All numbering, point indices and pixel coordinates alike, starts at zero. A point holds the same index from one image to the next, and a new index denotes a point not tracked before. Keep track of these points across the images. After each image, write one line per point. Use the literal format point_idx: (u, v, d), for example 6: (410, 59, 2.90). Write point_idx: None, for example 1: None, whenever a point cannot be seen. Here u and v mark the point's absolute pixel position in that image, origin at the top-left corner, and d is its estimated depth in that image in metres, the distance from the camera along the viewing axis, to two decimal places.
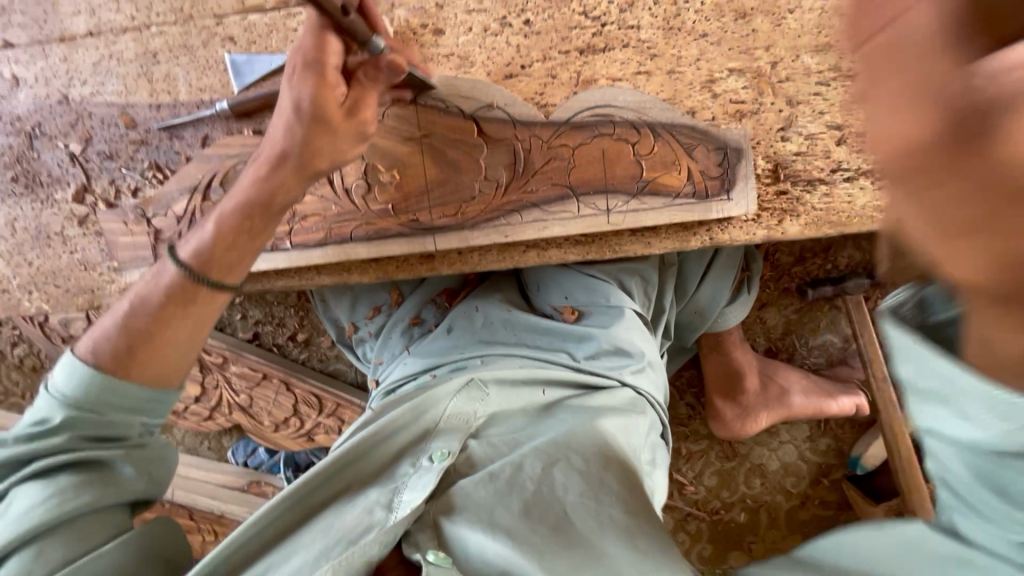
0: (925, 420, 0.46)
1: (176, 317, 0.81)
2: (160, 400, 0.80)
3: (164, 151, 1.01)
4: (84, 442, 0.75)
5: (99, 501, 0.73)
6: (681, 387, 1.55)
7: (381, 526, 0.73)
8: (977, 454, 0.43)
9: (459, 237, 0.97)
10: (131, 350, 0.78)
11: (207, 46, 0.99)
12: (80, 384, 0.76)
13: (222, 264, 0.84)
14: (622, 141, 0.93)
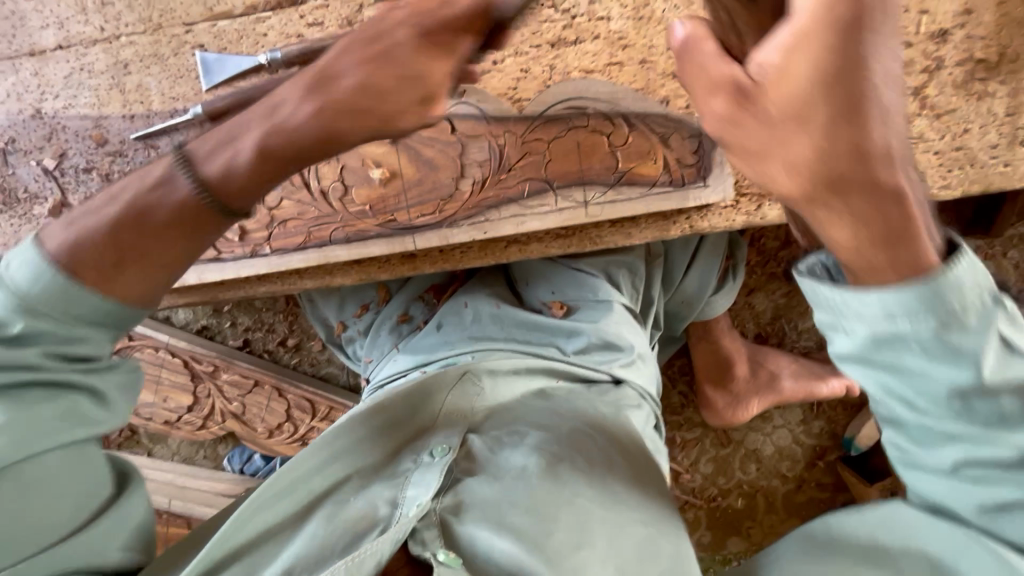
0: (835, 346, 0.58)
1: (169, 238, 0.75)
2: (135, 318, 0.75)
3: (139, 161, 1.00)
4: (51, 360, 0.68)
5: (65, 435, 0.68)
6: (672, 376, 1.56)
7: (385, 523, 0.74)
8: (876, 367, 0.55)
9: (439, 236, 0.96)
10: (109, 260, 0.72)
11: (177, 54, 0.98)
12: (44, 286, 0.68)
13: (241, 195, 0.77)
14: (597, 133, 0.93)
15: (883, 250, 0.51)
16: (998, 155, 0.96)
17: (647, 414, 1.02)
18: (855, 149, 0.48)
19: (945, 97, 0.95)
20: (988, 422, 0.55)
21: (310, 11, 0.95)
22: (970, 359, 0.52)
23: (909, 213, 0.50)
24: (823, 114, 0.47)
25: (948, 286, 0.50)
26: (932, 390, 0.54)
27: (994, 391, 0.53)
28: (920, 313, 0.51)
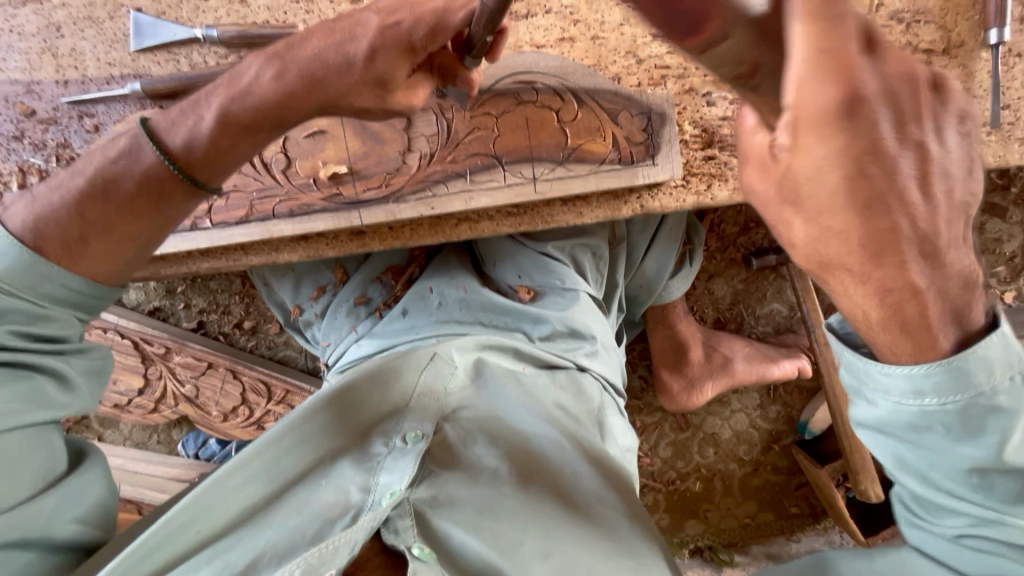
0: (855, 412, 0.62)
1: (134, 213, 0.78)
2: (103, 297, 0.80)
3: (73, 130, 0.96)
4: (18, 339, 0.71)
5: (35, 413, 0.70)
6: (632, 361, 1.56)
7: (357, 510, 0.70)
8: (892, 436, 0.58)
9: (385, 211, 0.95)
10: (77, 237, 0.76)
11: (113, 17, 0.94)
12: (19, 267, 0.73)
13: (204, 168, 0.81)
14: (546, 108, 0.92)
15: (897, 335, 0.52)
16: None
17: (612, 408, 1.00)
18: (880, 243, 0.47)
19: None
20: (1002, 499, 0.55)
21: None
22: (986, 442, 0.53)
23: (923, 311, 0.50)
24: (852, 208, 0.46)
25: (968, 369, 0.52)
26: (948, 465, 0.56)
27: (1015, 468, 0.54)
28: (946, 391, 0.53)
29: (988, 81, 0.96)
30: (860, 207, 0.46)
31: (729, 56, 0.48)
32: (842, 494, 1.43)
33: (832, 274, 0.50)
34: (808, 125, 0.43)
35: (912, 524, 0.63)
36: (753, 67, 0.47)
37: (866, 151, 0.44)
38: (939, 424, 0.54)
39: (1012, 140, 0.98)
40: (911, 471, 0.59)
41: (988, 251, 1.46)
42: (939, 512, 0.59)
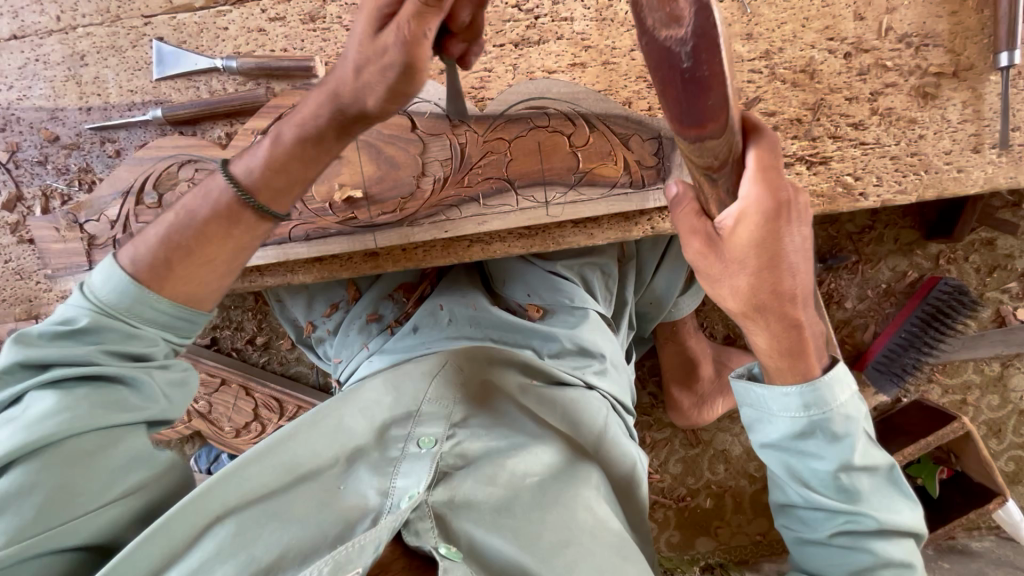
0: (759, 435, 0.72)
1: (216, 238, 0.80)
2: (191, 321, 0.80)
3: (96, 156, 0.99)
4: (108, 357, 0.73)
5: (109, 420, 0.70)
6: (642, 376, 1.56)
7: (377, 513, 0.73)
8: (786, 451, 0.69)
9: (400, 233, 0.97)
10: (162, 262, 0.78)
11: (135, 46, 0.97)
12: (122, 292, 0.75)
13: (270, 191, 0.82)
14: (558, 133, 0.93)
15: (788, 361, 0.67)
16: (952, 161, 0.99)
17: (618, 423, 1.01)
18: (774, 292, 0.62)
19: (901, 103, 0.98)
20: (857, 500, 0.67)
21: (271, 6, 0.95)
22: (844, 445, 0.66)
23: (807, 337, 0.66)
24: (755, 267, 0.61)
25: (834, 385, 0.66)
26: (822, 472, 0.67)
27: (862, 470, 0.67)
28: (817, 404, 0.67)
29: (999, 103, 0.97)
30: (764, 269, 0.61)
31: (711, 150, 0.56)
32: None
33: (759, 316, 0.64)
34: (754, 219, 0.59)
35: (802, 540, 0.72)
36: (722, 167, 0.58)
37: (772, 245, 0.60)
38: (816, 431, 0.67)
39: None
40: (800, 483, 0.70)
41: (1001, 267, 1.46)
42: (817, 518, 0.70)
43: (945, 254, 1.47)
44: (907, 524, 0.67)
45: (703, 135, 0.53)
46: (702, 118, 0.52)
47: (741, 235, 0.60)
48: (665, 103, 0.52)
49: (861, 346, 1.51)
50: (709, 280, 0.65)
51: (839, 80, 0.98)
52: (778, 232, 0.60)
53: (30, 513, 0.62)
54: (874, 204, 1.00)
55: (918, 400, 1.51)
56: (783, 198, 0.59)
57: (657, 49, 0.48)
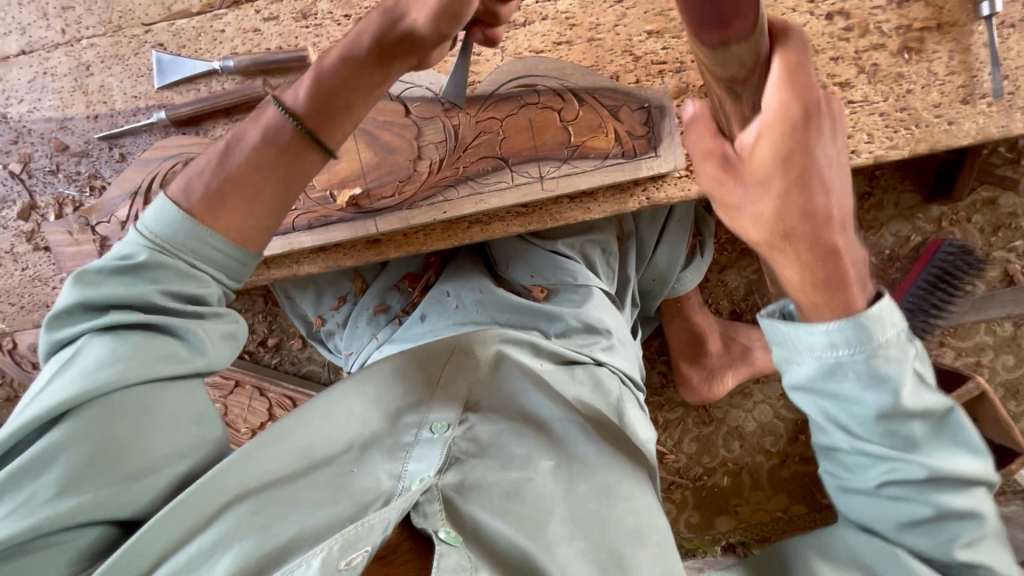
0: (788, 376, 0.63)
1: (266, 175, 0.76)
2: (243, 263, 0.78)
3: (104, 161, 1.02)
4: (166, 298, 0.72)
5: (156, 370, 0.70)
6: (651, 357, 1.57)
7: (390, 496, 0.75)
8: (818, 394, 0.62)
9: (400, 217, 0.99)
10: (216, 193, 0.75)
11: (137, 53, 1.01)
12: (174, 227, 0.73)
13: (318, 119, 0.77)
14: (548, 109, 0.96)
15: (824, 295, 0.57)
16: (942, 113, 1.00)
17: (631, 400, 1.01)
18: (805, 211, 0.52)
19: (886, 60, 0.99)
20: (904, 443, 0.62)
21: (265, 6, 0.99)
22: (888, 391, 0.59)
23: (846, 267, 0.56)
24: (779, 179, 0.51)
25: (872, 324, 0.57)
26: (863, 413, 0.61)
27: (912, 416, 0.60)
28: (854, 342, 0.58)
29: (985, 53, 0.98)
30: (795, 182, 0.51)
31: (733, 57, 0.49)
32: None
33: (789, 244, 0.54)
34: (774, 127, 0.50)
35: (852, 495, 0.68)
36: (746, 74, 0.51)
37: (806, 155, 0.51)
38: (851, 370, 0.59)
39: (1014, 109, 0.99)
40: (837, 427, 0.63)
41: (1005, 225, 1.45)
42: (855, 467, 0.66)
43: (947, 216, 1.47)
44: (971, 473, 0.63)
45: (726, 38, 0.48)
46: (721, 18, 0.46)
47: (761, 149, 0.51)
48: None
49: None
50: (727, 209, 0.56)
51: (822, 42, 1.00)
52: (808, 142, 0.50)
53: (81, 465, 0.65)
54: (868, 160, 1.01)
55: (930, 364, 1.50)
56: (814, 96, 0.50)
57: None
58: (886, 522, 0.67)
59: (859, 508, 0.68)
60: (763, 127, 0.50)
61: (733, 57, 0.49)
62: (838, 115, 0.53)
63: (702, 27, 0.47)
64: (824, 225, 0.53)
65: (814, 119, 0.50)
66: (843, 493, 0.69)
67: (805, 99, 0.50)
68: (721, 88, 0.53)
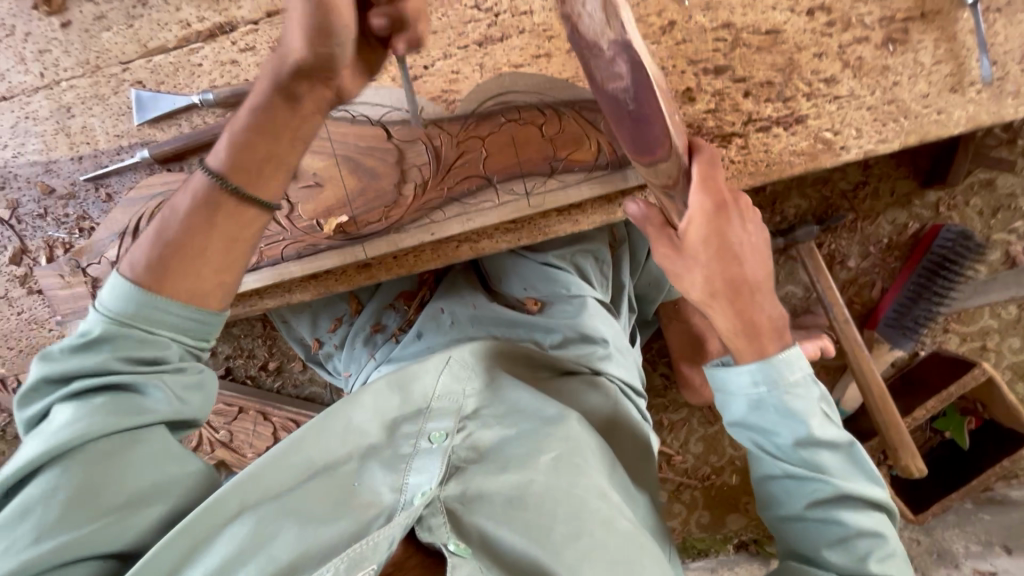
0: (724, 411, 0.80)
1: (205, 240, 0.78)
2: (207, 324, 0.78)
3: (91, 202, 1.02)
4: (125, 363, 0.72)
5: (126, 424, 0.69)
6: (652, 359, 1.55)
7: (392, 511, 0.72)
8: (746, 423, 0.77)
9: (388, 241, 0.98)
10: (159, 263, 0.76)
11: (117, 92, 1.01)
12: (127, 298, 0.74)
13: (241, 183, 0.81)
14: (530, 124, 0.95)
15: (748, 341, 0.78)
16: (930, 104, 0.98)
17: (630, 405, 1.02)
18: (725, 276, 0.79)
19: (871, 53, 0.98)
20: (820, 469, 0.72)
21: (240, 37, 0.98)
22: (798, 418, 0.73)
23: (762, 320, 0.79)
24: (703, 254, 0.79)
25: (784, 364, 0.74)
26: (781, 438, 0.74)
27: (822, 444, 0.72)
28: (769, 377, 0.74)
29: (972, 41, 0.96)
30: (712, 254, 0.79)
31: (663, 172, 0.79)
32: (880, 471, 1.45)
33: (716, 301, 0.80)
34: (697, 215, 0.78)
35: (790, 528, 0.75)
36: (674, 182, 0.81)
37: (719, 237, 0.79)
38: (769, 400, 0.74)
39: (1003, 96, 0.97)
40: (764, 451, 0.76)
41: (1004, 207, 1.43)
42: (783, 495, 0.75)
43: (944, 201, 1.45)
44: (877, 499, 0.72)
45: (655, 161, 0.77)
46: (649, 148, 0.75)
47: (691, 230, 0.79)
48: (621, 136, 0.77)
49: (870, 304, 1.49)
50: (675, 275, 0.82)
51: (806, 38, 0.98)
52: (722, 228, 0.79)
53: (58, 510, 0.63)
54: (857, 156, 0.99)
55: (935, 350, 1.48)
56: (722, 200, 0.80)
57: (609, 94, 0.72)
58: (811, 545, 0.73)
59: (797, 539, 0.74)
60: (691, 217, 0.79)
61: (661, 172, 0.79)
62: (743, 214, 0.82)
63: (637, 151, 0.77)
64: (737, 285, 0.79)
65: (724, 215, 0.80)
66: (781, 524, 0.76)
67: (716, 200, 0.79)
68: (663, 195, 0.84)
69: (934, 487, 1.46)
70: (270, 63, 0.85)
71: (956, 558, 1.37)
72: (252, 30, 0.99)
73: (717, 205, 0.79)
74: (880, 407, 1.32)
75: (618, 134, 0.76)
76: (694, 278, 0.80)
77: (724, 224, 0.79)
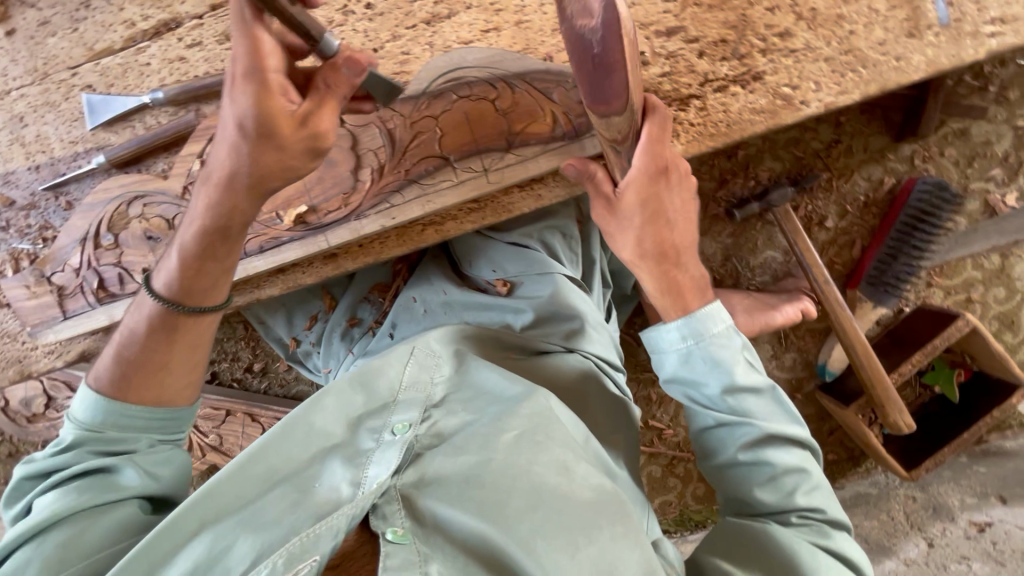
0: (660, 370, 0.86)
1: (169, 346, 0.85)
2: (175, 417, 0.85)
3: (52, 211, 1.02)
4: (95, 455, 0.79)
5: (102, 499, 0.74)
6: (636, 334, 1.54)
7: (346, 503, 0.70)
8: (679, 378, 0.83)
9: (350, 229, 0.97)
10: (124, 376, 0.84)
11: (68, 98, 1.00)
12: (88, 406, 0.81)
13: (194, 293, 0.86)
14: (482, 100, 0.94)
15: (674, 303, 0.86)
16: (887, 51, 0.97)
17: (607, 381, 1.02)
18: (655, 240, 0.86)
19: (823, 4, 0.97)
20: (745, 413, 0.79)
21: (186, 33, 0.98)
22: (723, 367, 0.80)
23: (687, 282, 0.87)
24: (638, 219, 0.86)
25: (707, 319, 0.82)
26: (711, 389, 0.80)
27: (746, 390, 0.79)
28: (694, 332, 0.81)
29: None
30: (647, 220, 0.86)
31: (614, 128, 0.78)
32: (874, 432, 1.44)
33: (646, 265, 0.87)
34: (636, 181, 0.84)
35: (728, 473, 0.81)
36: (624, 140, 0.80)
37: (655, 203, 0.85)
38: (696, 354, 0.81)
39: (962, 38, 0.96)
40: (697, 404, 0.82)
41: (979, 155, 1.42)
42: (717, 442, 0.82)
43: (920, 153, 1.44)
44: (797, 435, 0.80)
45: (609, 112, 0.73)
46: (604, 99, 0.71)
47: (630, 195, 0.85)
48: (581, 83, 0.70)
49: (853, 261, 1.48)
50: (612, 237, 0.89)
51: None
52: (659, 193, 0.85)
53: (37, 570, 0.68)
54: (818, 109, 0.97)
55: (920, 306, 1.47)
56: (663, 166, 0.84)
57: (574, 35, 0.65)
58: (747, 486, 0.79)
59: (736, 483, 0.80)
60: (631, 183, 0.84)
61: (613, 127, 0.77)
62: (681, 180, 0.87)
63: (595, 101, 0.72)
64: (664, 248, 0.86)
65: (663, 181, 0.85)
66: (720, 472, 0.82)
67: (659, 165, 0.84)
68: (612, 149, 0.83)
69: (926, 442, 1.45)
70: (221, 128, 0.81)
71: (951, 512, 1.35)
72: (197, 24, 0.98)
73: (659, 172, 0.84)
74: (866, 364, 1.31)
75: (580, 81, 0.70)
76: (626, 242, 0.88)
77: (662, 191, 0.85)
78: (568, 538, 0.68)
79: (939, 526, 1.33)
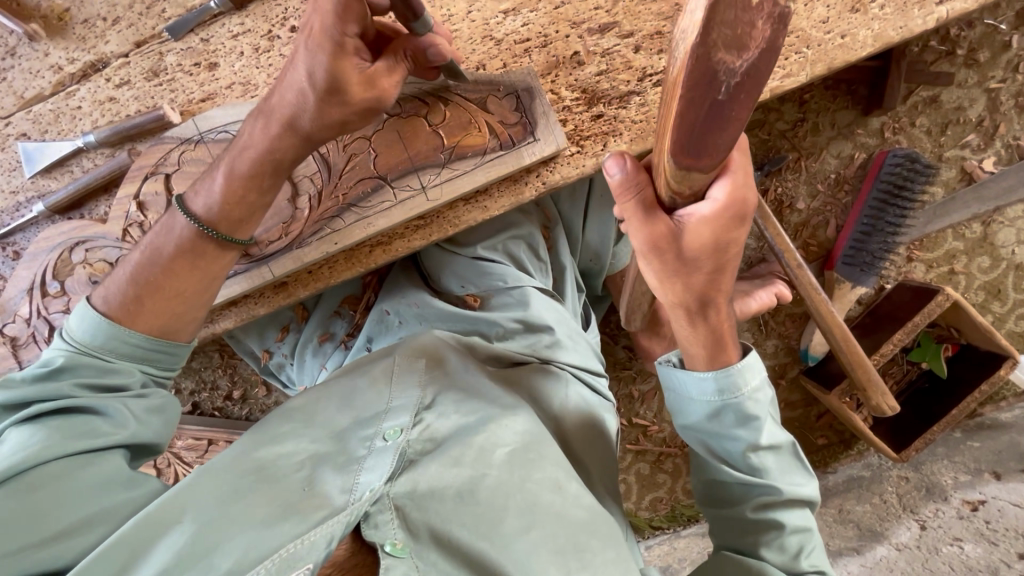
0: (680, 417, 0.81)
1: (180, 273, 0.83)
2: (172, 353, 0.83)
3: (1, 262, 1.02)
4: (82, 388, 0.75)
5: (81, 446, 0.70)
6: (613, 333, 1.52)
7: (336, 511, 0.65)
8: (701, 427, 0.79)
9: (292, 258, 0.96)
10: (134, 298, 0.81)
11: (4, 148, 0.99)
12: (97, 332, 0.79)
13: (227, 221, 0.84)
14: (414, 116, 0.92)
15: (707, 349, 0.77)
16: (831, 28, 0.93)
17: (581, 391, 0.99)
18: (707, 291, 0.72)
19: None
20: (762, 472, 0.77)
21: (114, 73, 0.96)
22: (749, 426, 0.76)
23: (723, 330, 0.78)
24: (697, 270, 0.69)
25: (743, 372, 0.76)
26: (732, 444, 0.77)
27: (767, 448, 0.77)
28: (728, 387, 0.75)
29: None
30: (708, 270, 0.70)
31: (697, 179, 0.58)
32: (860, 416, 1.40)
33: (695, 312, 0.74)
34: (707, 228, 0.64)
35: (732, 524, 0.81)
36: (696, 188, 0.61)
37: (720, 253, 0.68)
38: (725, 409, 0.76)
39: (909, 8, 0.91)
40: (714, 455, 0.79)
41: (952, 122, 1.37)
42: (728, 494, 0.80)
43: (890, 125, 1.39)
44: (808, 496, 0.79)
45: (696, 164, 0.54)
46: (700, 152, 0.52)
47: (699, 235, 0.65)
48: (675, 127, 0.51)
49: (827, 246, 1.45)
50: (661, 275, 0.72)
51: None
52: (729, 242, 0.67)
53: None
54: (763, 95, 0.95)
55: (901, 282, 1.43)
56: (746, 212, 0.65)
57: (704, 74, 0.46)
58: (750, 542, 0.78)
59: (738, 532, 0.80)
60: (700, 233, 0.65)
61: (690, 180, 0.58)
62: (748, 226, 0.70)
63: (683, 154, 0.53)
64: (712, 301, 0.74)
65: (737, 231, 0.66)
66: (724, 519, 0.82)
67: (741, 211, 0.64)
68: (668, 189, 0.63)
69: (915, 421, 1.42)
70: (264, 107, 0.82)
71: (945, 492, 1.31)
72: (124, 63, 0.97)
73: (739, 221, 0.65)
74: (844, 345, 1.26)
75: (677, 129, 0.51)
76: (673, 289, 0.72)
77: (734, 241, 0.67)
78: (562, 561, 0.68)
79: (931, 507, 1.29)
